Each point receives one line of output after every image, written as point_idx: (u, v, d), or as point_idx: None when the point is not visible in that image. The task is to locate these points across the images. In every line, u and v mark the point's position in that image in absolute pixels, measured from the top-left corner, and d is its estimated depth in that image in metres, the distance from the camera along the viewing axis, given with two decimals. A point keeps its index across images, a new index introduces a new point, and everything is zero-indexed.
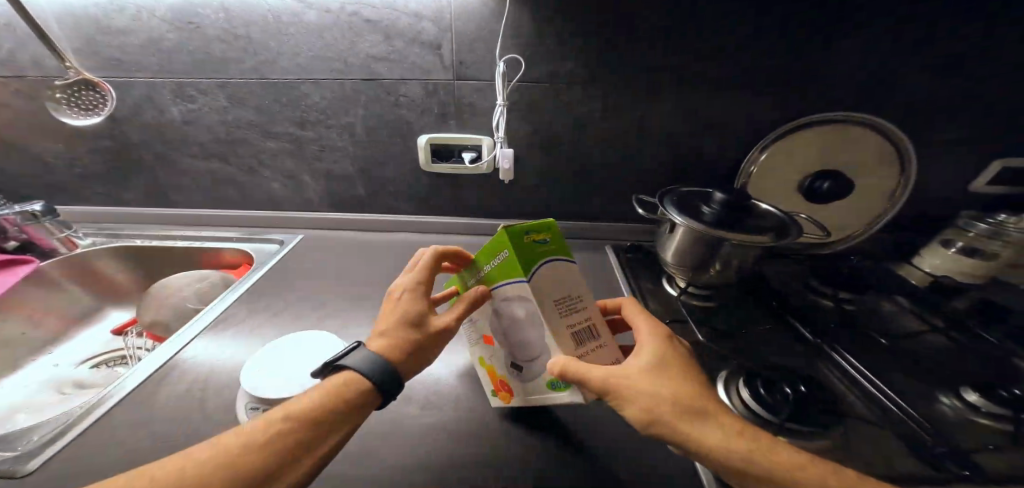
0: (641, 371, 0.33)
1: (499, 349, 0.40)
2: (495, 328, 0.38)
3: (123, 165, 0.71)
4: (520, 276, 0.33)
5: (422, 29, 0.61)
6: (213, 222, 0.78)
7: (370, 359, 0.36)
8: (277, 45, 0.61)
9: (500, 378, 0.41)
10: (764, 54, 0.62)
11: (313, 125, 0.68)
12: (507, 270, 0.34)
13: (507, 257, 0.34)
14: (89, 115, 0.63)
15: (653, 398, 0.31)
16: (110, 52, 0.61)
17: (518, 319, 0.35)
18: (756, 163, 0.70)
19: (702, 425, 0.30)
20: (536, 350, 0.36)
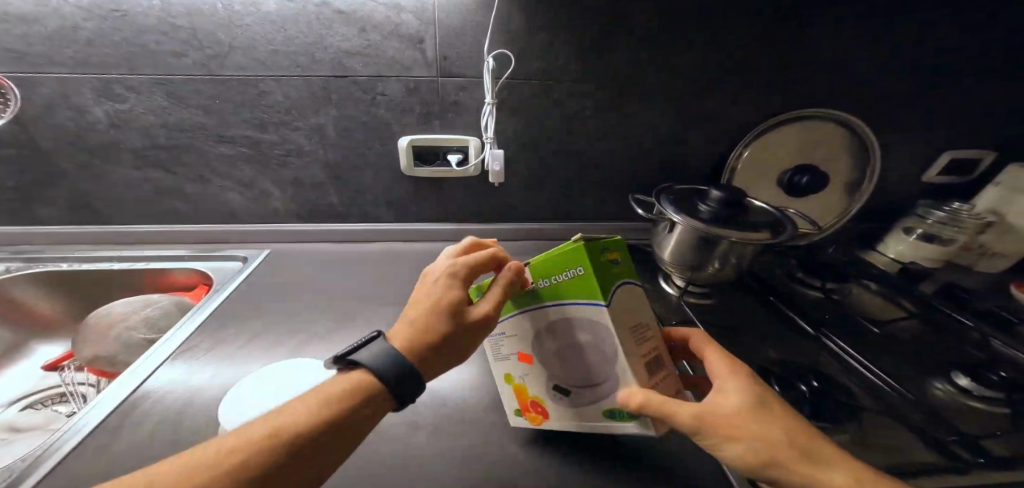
0: (740, 411, 0.31)
1: (540, 370, 0.36)
2: (540, 353, 0.35)
3: (33, 177, 0.59)
4: (600, 300, 0.30)
5: (401, 21, 0.56)
6: (156, 239, 0.67)
7: (383, 353, 0.32)
8: (230, 37, 0.53)
9: (532, 398, 0.38)
10: (747, 54, 0.63)
11: (276, 127, 0.60)
12: (580, 289, 0.31)
13: (580, 275, 0.31)
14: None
15: (761, 442, 0.29)
16: (9, 42, 0.50)
17: (579, 346, 0.33)
18: (740, 160, 0.71)
19: (817, 467, 0.29)
20: (597, 377, 0.33)
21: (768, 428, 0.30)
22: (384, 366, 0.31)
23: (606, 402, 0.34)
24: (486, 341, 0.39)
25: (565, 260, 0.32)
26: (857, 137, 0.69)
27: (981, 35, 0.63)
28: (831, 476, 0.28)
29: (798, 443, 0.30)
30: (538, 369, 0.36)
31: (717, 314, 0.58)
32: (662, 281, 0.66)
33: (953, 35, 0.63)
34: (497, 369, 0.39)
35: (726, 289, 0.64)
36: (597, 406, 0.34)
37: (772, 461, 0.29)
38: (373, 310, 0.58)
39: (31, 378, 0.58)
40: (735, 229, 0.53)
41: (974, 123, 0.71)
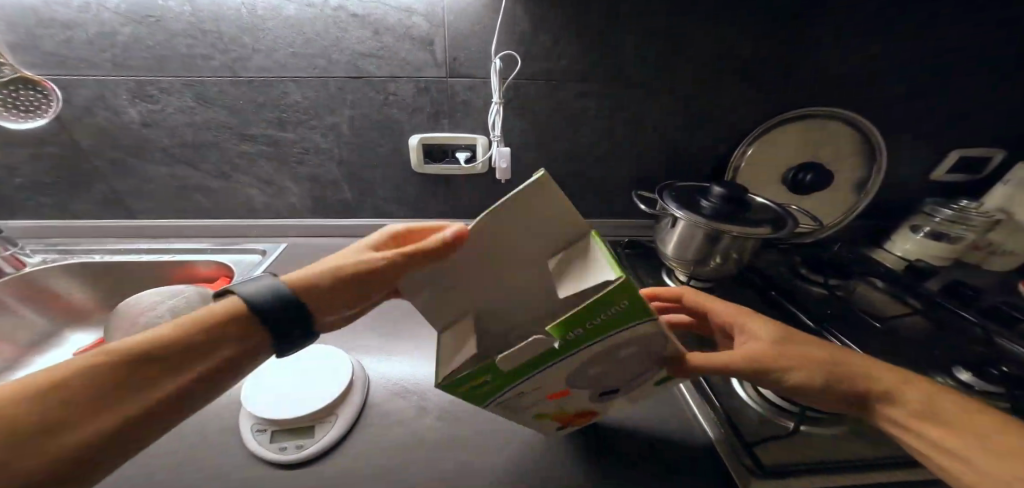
0: (776, 340, 0.34)
1: (579, 389, 0.34)
2: (579, 381, 0.32)
3: (70, 173, 0.63)
4: (650, 319, 0.27)
5: (412, 24, 0.58)
6: (181, 233, 0.71)
7: (263, 289, 0.29)
8: (253, 41, 0.56)
9: (576, 411, 0.37)
10: (751, 53, 0.64)
11: (294, 125, 0.63)
12: (622, 321, 0.27)
13: (622, 314, 0.26)
14: (32, 118, 0.54)
15: (810, 360, 0.33)
16: (53, 47, 0.53)
17: (618, 360, 0.31)
18: (744, 157, 0.72)
19: (858, 369, 0.33)
20: (645, 368, 0.33)
21: (816, 359, 0.33)
22: (257, 298, 0.29)
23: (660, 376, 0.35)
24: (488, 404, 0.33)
25: (601, 304, 0.25)
26: (863, 135, 0.69)
27: (991, 33, 0.63)
28: (870, 376, 0.32)
29: (847, 368, 0.33)
30: (577, 390, 0.34)
31: None
32: (665, 276, 0.67)
33: (960, 34, 0.63)
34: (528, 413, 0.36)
35: (729, 282, 0.65)
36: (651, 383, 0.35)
37: (827, 375, 0.32)
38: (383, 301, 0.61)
39: None
40: (735, 223, 0.53)
41: (982, 121, 0.71)
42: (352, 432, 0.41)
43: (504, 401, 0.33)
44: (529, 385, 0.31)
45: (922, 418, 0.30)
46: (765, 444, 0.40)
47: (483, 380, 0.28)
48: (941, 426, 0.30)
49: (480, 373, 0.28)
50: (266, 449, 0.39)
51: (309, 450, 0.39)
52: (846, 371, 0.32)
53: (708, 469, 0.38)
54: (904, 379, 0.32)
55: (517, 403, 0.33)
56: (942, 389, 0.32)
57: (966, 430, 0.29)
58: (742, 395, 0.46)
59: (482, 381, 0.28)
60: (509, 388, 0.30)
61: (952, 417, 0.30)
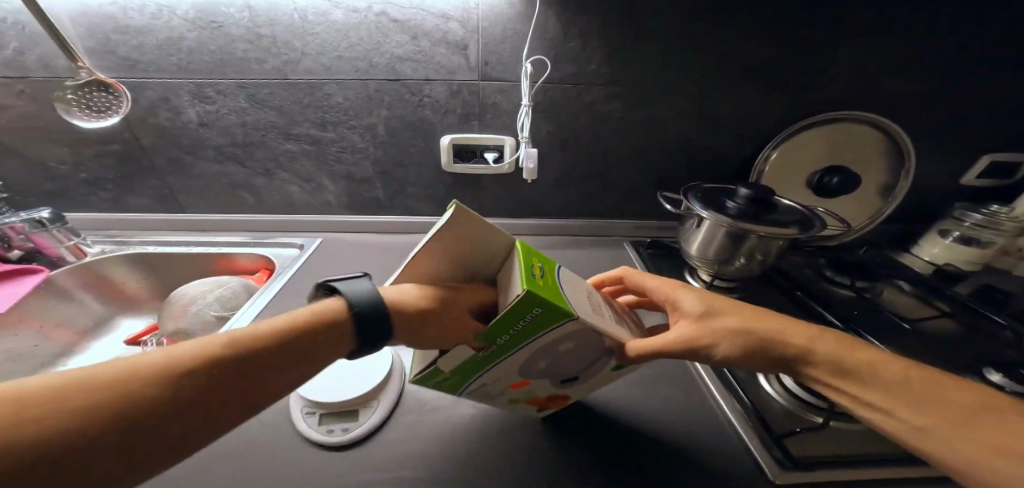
0: (703, 317, 0.36)
1: (539, 381, 0.36)
2: (533, 370, 0.35)
3: (130, 170, 0.68)
4: (570, 316, 0.29)
5: (449, 29, 0.61)
6: (224, 227, 0.75)
7: (360, 292, 0.32)
8: (302, 45, 0.60)
9: (546, 397, 0.39)
10: (778, 57, 0.65)
11: (334, 125, 0.67)
12: (542, 324, 0.29)
13: (539, 316, 0.28)
14: (103, 117, 0.59)
15: (736, 333, 0.34)
16: (125, 52, 0.58)
17: (558, 352, 0.33)
18: (768, 162, 0.73)
19: (785, 336, 0.34)
20: (592, 357, 0.35)
21: (746, 328, 0.35)
22: (358, 300, 0.32)
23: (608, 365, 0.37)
24: (467, 396, 0.38)
25: (505, 318, 0.28)
26: (890, 139, 0.70)
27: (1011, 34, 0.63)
28: (796, 342, 0.34)
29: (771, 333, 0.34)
30: (538, 382, 0.36)
31: None
32: (688, 276, 0.69)
33: (967, 33, 0.62)
34: (503, 402, 0.40)
35: (751, 282, 0.66)
36: (604, 371, 0.37)
37: (751, 347, 0.34)
38: None
39: (117, 350, 0.64)
40: (761, 224, 0.54)
41: (1013, 124, 0.70)
42: (394, 415, 0.44)
43: (478, 392, 0.37)
44: (489, 380, 0.35)
45: (849, 374, 0.32)
46: (794, 437, 0.41)
47: (448, 378, 0.34)
48: (865, 381, 0.32)
49: (438, 374, 0.33)
50: (313, 430, 0.41)
51: (354, 432, 0.41)
52: (772, 337, 0.34)
53: (739, 460, 0.40)
54: (824, 336, 0.35)
55: (489, 392, 0.38)
56: (855, 342, 0.35)
57: (884, 382, 0.32)
58: (768, 391, 0.47)
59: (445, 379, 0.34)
60: (475, 381, 0.35)
61: (873, 369, 0.32)
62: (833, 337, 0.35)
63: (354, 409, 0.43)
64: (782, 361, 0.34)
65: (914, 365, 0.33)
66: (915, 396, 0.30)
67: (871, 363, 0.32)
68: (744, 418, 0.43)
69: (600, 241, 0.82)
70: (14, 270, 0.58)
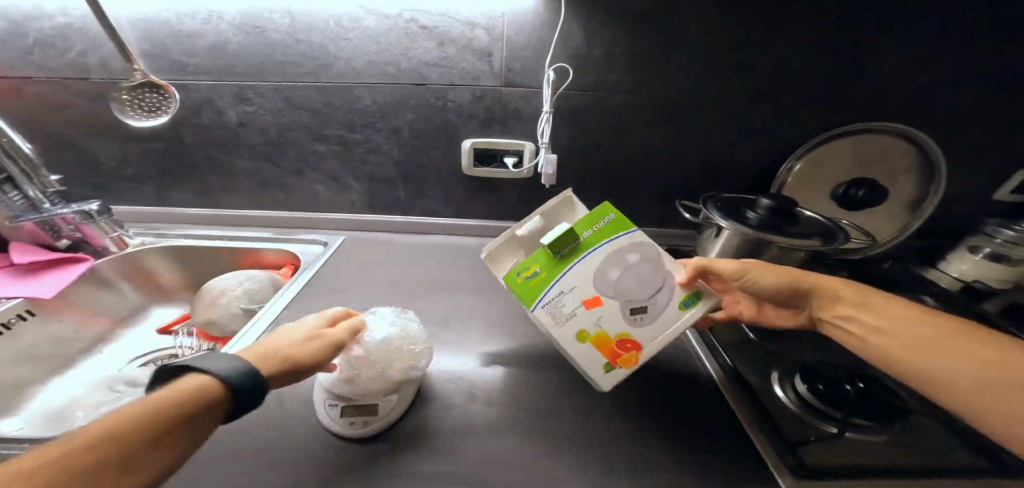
0: (753, 259, 0.46)
1: (610, 299, 0.42)
2: (609, 287, 0.43)
3: (173, 166, 0.72)
4: (633, 227, 0.45)
5: (476, 36, 0.63)
6: (254, 223, 0.78)
7: (238, 367, 0.33)
8: (336, 50, 0.63)
9: (615, 340, 0.41)
10: (803, 67, 0.64)
11: (362, 127, 0.69)
12: (614, 229, 0.44)
13: (613, 220, 0.45)
14: (157, 116, 0.62)
15: (776, 268, 0.44)
16: (176, 55, 0.62)
17: (630, 266, 0.43)
18: (791, 173, 0.72)
19: (812, 274, 0.43)
20: (659, 279, 0.43)
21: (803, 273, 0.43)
22: (234, 375, 0.32)
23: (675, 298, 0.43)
24: (540, 318, 0.42)
25: (596, 215, 0.45)
26: (920, 152, 0.68)
27: None
28: (822, 280, 0.42)
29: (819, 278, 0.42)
30: (613, 304, 0.42)
31: None
32: None
33: (993, 43, 0.61)
34: (570, 329, 0.41)
35: None
36: (671, 306, 0.42)
37: (791, 276, 0.43)
38: (433, 294, 0.65)
39: (150, 338, 0.67)
40: (782, 235, 0.54)
41: None
42: (412, 409, 0.45)
43: (552, 304, 0.41)
44: (569, 283, 0.42)
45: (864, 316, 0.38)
46: (809, 445, 0.41)
47: (535, 269, 0.43)
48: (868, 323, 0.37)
49: (529, 265, 0.43)
50: (336, 422, 0.42)
51: (373, 426, 0.42)
52: (818, 282, 0.42)
53: (752, 465, 0.40)
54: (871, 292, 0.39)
55: (559, 309, 0.42)
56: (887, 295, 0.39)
57: (886, 327, 0.36)
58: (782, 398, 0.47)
59: (534, 268, 0.43)
60: (554, 287, 0.42)
61: (898, 319, 0.36)
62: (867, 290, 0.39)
63: (375, 404, 0.44)
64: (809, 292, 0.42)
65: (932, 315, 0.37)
66: (910, 341, 0.35)
67: (887, 305, 0.38)
68: (757, 424, 0.43)
69: None
70: (62, 258, 0.62)
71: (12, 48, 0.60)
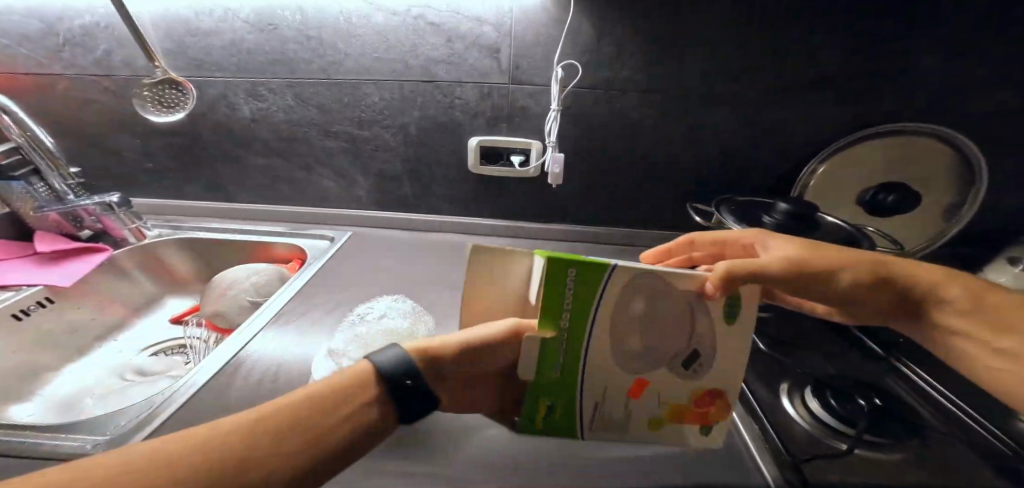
0: (810, 248, 0.38)
1: (652, 373, 0.35)
2: (634, 350, 0.35)
3: (190, 160, 0.74)
4: (607, 266, 0.31)
5: (483, 33, 0.62)
6: (265, 217, 0.79)
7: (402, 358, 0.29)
8: (345, 46, 0.63)
9: (688, 405, 0.36)
10: (827, 66, 0.61)
11: (370, 124, 0.70)
12: (586, 283, 0.32)
13: (577, 274, 0.31)
14: (172, 112, 0.65)
15: (847, 261, 0.37)
16: (194, 52, 0.64)
17: (635, 314, 0.34)
18: (815, 175, 0.68)
19: (887, 264, 0.38)
20: (686, 312, 0.35)
21: (873, 255, 0.39)
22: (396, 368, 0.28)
23: (719, 312, 0.36)
24: (587, 433, 0.37)
25: (546, 312, 0.32)
26: (957, 155, 0.63)
27: None
28: (906, 269, 0.38)
29: (893, 263, 0.39)
30: (659, 378, 0.35)
31: (775, 326, 0.59)
32: None
33: None
34: (638, 426, 0.37)
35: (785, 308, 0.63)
36: (724, 329, 0.36)
37: (854, 274, 0.37)
38: (434, 292, 0.65)
39: (161, 328, 0.69)
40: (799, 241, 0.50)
41: None
42: None
43: (601, 418, 0.37)
44: (597, 394, 0.36)
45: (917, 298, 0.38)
46: (815, 460, 0.38)
47: (549, 403, 0.36)
48: (923, 299, 0.38)
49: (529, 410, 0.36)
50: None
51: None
52: (892, 265, 0.38)
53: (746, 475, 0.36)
54: (943, 271, 0.40)
55: (614, 422, 0.37)
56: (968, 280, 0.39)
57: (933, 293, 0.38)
58: (791, 412, 0.44)
59: (545, 407, 0.36)
60: (585, 403, 0.36)
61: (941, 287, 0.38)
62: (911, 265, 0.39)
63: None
64: (896, 285, 0.38)
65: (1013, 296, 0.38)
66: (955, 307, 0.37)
67: (980, 294, 0.37)
68: (759, 437, 0.40)
69: (625, 250, 0.80)
70: (83, 248, 0.64)
71: (44, 46, 0.63)
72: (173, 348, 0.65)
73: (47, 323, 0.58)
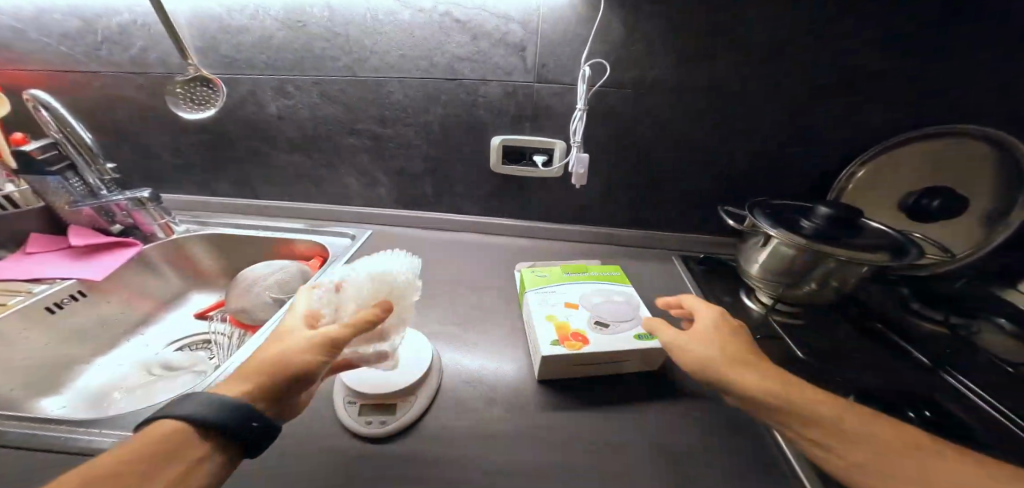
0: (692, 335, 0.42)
1: (586, 311, 0.53)
2: (593, 310, 0.54)
3: (217, 157, 0.75)
4: (626, 284, 0.61)
5: (509, 31, 0.61)
6: (286, 213, 0.80)
7: (213, 400, 0.30)
8: (370, 44, 0.63)
9: (573, 330, 0.49)
10: (870, 65, 0.58)
11: (392, 122, 0.70)
12: (611, 279, 0.62)
13: (613, 275, 0.63)
14: (202, 109, 0.66)
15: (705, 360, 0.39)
16: (225, 50, 0.64)
17: (613, 300, 0.56)
18: (853, 179, 0.67)
19: (739, 374, 0.37)
20: (632, 312, 0.54)
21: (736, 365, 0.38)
22: (218, 417, 0.29)
23: (637, 329, 0.51)
24: (534, 295, 0.57)
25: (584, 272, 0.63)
26: (1010, 162, 0.60)
27: None
28: (755, 385, 0.36)
29: (742, 377, 0.37)
30: (585, 319, 0.52)
31: (810, 334, 0.57)
32: (744, 296, 0.65)
33: None
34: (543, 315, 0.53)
35: (819, 315, 0.61)
36: (631, 330, 0.50)
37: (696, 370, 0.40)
38: (456, 292, 0.64)
39: (187, 323, 0.70)
40: (841, 247, 0.48)
41: None
42: (429, 410, 0.44)
43: (544, 293, 0.57)
44: (560, 292, 0.57)
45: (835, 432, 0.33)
46: None
47: (545, 274, 0.62)
48: (840, 438, 0.32)
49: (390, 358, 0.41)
50: (352, 421, 0.41)
51: (389, 426, 0.41)
52: (732, 378, 0.37)
53: None
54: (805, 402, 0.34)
55: (548, 299, 0.56)
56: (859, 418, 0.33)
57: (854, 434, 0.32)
58: None
59: (545, 274, 0.62)
60: (546, 287, 0.58)
61: (873, 430, 0.32)
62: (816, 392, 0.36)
63: (393, 405, 0.43)
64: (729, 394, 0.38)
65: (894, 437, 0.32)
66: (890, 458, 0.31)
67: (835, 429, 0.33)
68: None
69: (647, 253, 0.78)
70: (113, 243, 0.66)
71: (82, 43, 0.64)
72: (198, 342, 0.66)
73: (80, 317, 0.60)
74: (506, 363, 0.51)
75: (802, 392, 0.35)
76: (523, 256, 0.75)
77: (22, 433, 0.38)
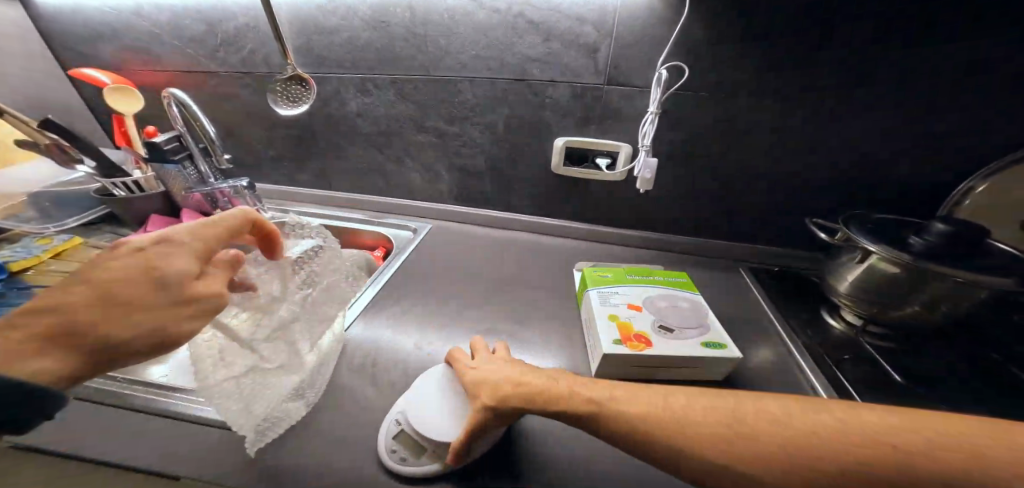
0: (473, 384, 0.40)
1: (648, 314, 0.52)
2: (655, 315, 0.52)
3: (300, 151, 0.82)
4: (694, 292, 0.58)
5: (582, 32, 0.61)
6: (355, 205, 0.85)
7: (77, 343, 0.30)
8: (446, 44, 0.65)
9: (635, 331, 0.49)
10: (994, 69, 0.52)
11: (460, 121, 0.72)
12: (681, 286, 0.59)
13: (681, 281, 0.61)
14: (297, 106, 0.74)
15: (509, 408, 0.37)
16: (316, 50, 0.69)
17: (681, 306, 0.54)
18: (970, 194, 0.60)
19: (661, 441, 0.33)
20: (700, 320, 0.52)
21: (610, 418, 0.35)
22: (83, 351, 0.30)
23: (704, 336, 0.49)
24: (594, 294, 0.56)
25: (653, 275, 0.61)
26: None
27: None
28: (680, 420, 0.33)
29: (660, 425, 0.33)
30: (644, 324, 0.50)
31: (909, 359, 0.51)
32: (826, 314, 0.59)
33: None
34: (601, 315, 0.52)
35: (917, 340, 0.54)
36: (697, 339, 0.49)
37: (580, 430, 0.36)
38: (514, 290, 0.65)
39: None
40: (960, 267, 0.42)
41: None
42: None
43: (605, 293, 0.56)
44: (621, 294, 0.56)
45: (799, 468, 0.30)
46: None
47: (607, 274, 0.61)
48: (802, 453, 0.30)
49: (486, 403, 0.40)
50: (382, 444, 0.38)
51: (409, 468, 0.36)
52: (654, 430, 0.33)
53: None
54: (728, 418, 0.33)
55: (610, 298, 0.55)
56: (785, 411, 0.33)
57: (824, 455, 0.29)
58: None
59: (606, 273, 0.61)
60: (607, 287, 0.58)
61: (817, 437, 0.30)
62: (775, 407, 0.33)
63: (423, 446, 0.37)
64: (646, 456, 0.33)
65: (818, 419, 0.32)
66: (851, 444, 0.29)
67: (775, 445, 0.31)
68: None
69: (712, 264, 0.74)
70: None
71: (201, 46, 0.72)
72: None
73: None
74: (568, 364, 0.50)
75: (768, 445, 0.31)
76: (580, 258, 0.74)
77: (138, 395, 0.41)
